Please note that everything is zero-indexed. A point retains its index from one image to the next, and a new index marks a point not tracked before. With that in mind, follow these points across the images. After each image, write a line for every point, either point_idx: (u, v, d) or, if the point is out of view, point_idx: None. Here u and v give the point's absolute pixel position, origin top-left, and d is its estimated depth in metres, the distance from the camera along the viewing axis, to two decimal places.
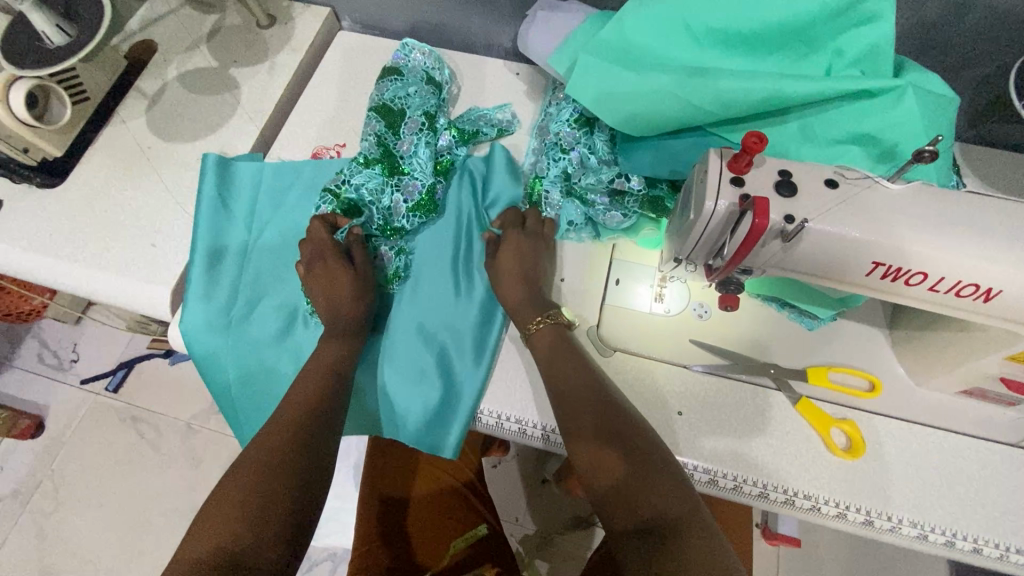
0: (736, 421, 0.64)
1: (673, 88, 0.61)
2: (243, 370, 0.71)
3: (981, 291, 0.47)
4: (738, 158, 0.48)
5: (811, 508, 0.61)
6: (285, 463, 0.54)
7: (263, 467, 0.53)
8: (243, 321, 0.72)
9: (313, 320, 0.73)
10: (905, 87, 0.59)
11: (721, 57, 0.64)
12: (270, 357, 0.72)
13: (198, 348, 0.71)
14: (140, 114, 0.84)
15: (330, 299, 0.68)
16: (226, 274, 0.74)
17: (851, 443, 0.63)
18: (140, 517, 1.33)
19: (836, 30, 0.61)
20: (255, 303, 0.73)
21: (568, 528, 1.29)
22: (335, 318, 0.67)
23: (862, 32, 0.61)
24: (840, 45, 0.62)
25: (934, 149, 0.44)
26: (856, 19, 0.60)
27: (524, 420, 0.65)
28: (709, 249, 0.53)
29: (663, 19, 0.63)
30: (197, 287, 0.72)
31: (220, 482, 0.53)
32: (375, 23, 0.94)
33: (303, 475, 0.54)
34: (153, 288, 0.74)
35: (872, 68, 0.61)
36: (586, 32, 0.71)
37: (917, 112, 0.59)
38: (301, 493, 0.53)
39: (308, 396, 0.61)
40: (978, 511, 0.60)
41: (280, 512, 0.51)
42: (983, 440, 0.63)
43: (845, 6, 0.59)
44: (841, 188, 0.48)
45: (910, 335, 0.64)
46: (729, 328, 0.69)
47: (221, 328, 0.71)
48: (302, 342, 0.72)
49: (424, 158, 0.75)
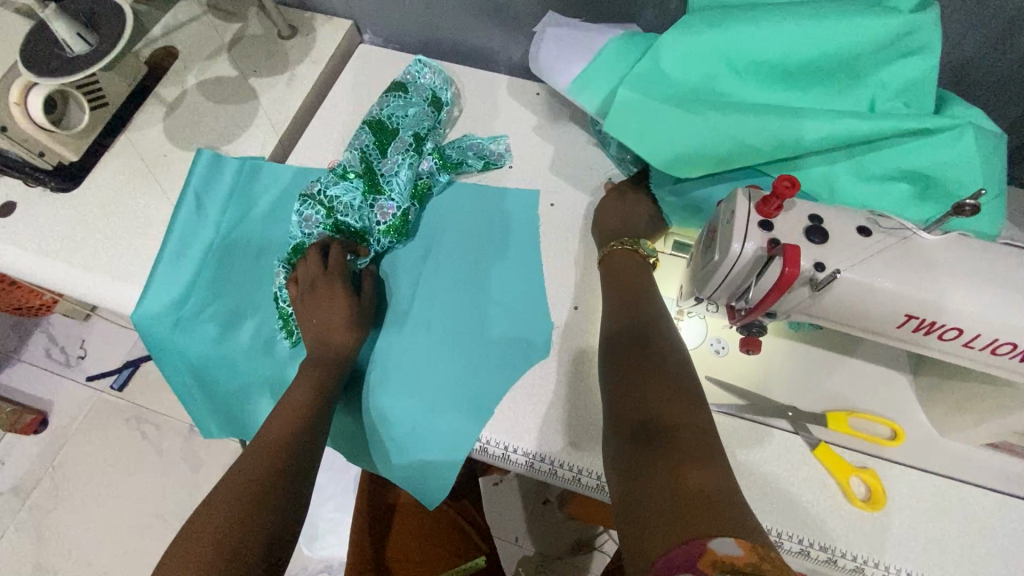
0: (752, 466, 0.62)
1: (719, 121, 0.61)
2: (188, 361, 0.74)
3: (1019, 351, 0.45)
4: (766, 202, 0.46)
5: (827, 561, 0.59)
6: (252, 498, 0.53)
7: (241, 504, 0.53)
8: (193, 317, 0.74)
9: (257, 330, 0.74)
10: (965, 127, 0.56)
11: (763, 91, 0.63)
12: (210, 356, 0.73)
13: (149, 334, 0.74)
14: (158, 121, 0.84)
15: (316, 322, 0.69)
16: (189, 268, 0.75)
17: (871, 494, 0.61)
18: (136, 521, 1.32)
19: (880, 62, 0.60)
20: (207, 302, 0.74)
21: (568, 552, 1.27)
22: (323, 342, 0.68)
23: (908, 65, 0.59)
24: (883, 78, 0.60)
25: (976, 203, 0.42)
26: (901, 51, 0.59)
27: (533, 453, 0.65)
28: (732, 291, 0.51)
29: (701, 50, 0.62)
30: (159, 280, 0.74)
31: (190, 524, 0.52)
32: (397, 37, 0.93)
33: (274, 516, 0.53)
34: (152, 292, 0.74)
35: (915, 101, 0.60)
36: (619, 59, 0.69)
37: (975, 152, 0.56)
38: (274, 532, 0.52)
39: (295, 457, 0.59)
40: (1005, 572, 0.57)
41: (247, 549, 0.50)
42: (1011, 497, 0.61)
43: (892, 41, 0.58)
44: (875, 238, 0.46)
45: (935, 383, 0.62)
46: (748, 365, 0.67)
47: (173, 321, 0.73)
48: (238, 349, 0.73)
49: (403, 181, 0.75)
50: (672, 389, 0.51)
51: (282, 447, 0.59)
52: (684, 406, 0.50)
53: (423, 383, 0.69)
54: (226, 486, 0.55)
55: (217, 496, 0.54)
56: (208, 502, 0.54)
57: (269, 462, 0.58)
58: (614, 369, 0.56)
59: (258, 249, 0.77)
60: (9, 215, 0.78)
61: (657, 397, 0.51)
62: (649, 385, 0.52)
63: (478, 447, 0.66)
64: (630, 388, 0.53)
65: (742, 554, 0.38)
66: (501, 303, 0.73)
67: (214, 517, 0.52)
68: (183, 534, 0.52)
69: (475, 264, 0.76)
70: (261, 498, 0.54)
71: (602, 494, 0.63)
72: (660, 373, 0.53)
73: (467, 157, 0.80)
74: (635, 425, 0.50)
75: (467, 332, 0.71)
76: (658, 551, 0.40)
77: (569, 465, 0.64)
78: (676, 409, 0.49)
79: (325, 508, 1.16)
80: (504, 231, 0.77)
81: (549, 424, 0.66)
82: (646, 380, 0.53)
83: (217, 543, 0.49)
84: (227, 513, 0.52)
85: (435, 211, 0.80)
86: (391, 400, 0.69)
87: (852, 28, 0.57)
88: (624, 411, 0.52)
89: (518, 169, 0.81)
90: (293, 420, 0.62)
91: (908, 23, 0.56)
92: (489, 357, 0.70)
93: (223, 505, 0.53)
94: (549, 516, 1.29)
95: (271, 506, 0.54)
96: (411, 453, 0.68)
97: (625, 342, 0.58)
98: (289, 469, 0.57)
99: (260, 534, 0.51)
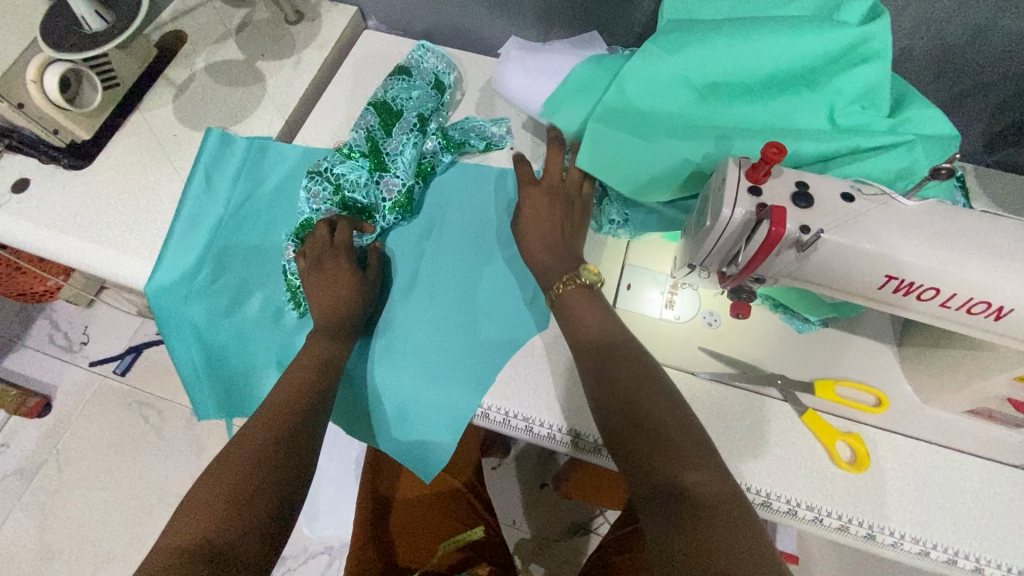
0: (742, 431, 0.65)
1: (684, 150, 0.64)
2: (197, 333, 0.77)
3: (992, 309, 0.47)
4: (756, 168, 0.49)
5: (814, 520, 0.61)
6: (264, 459, 0.56)
7: (253, 464, 0.55)
8: (203, 291, 0.76)
9: (265, 304, 0.76)
10: (913, 143, 0.59)
11: (726, 109, 0.65)
12: (219, 328, 0.76)
13: (160, 307, 0.76)
14: (168, 102, 0.86)
15: (321, 294, 0.71)
16: (198, 243, 0.77)
17: (856, 456, 0.63)
18: (140, 502, 1.34)
19: (835, 72, 0.63)
20: (216, 278, 0.77)
21: (566, 534, 1.29)
22: (329, 314, 0.70)
23: (864, 71, 0.61)
24: (841, 85, 0.62)
25: (951, 167, 0.45)
26: (855, 60, 0.62)
27: (532, 418, 0.67)
28: (723, 257, 0.54)
29: (662, 79, 0.65)
30: (169, 254, 0.76)
31: (201, 480, 0.54)
32: (401, 24, 0.95)
33: (283, 475, 0.56)
34: (161, 265, 0.76)
35: (872, 105, 0.63)
36: (587, 87, 0.72)
37: (928, 158, 0.59)
38: (284, 490, 0.55)
39: (296, 448, 0.59)
40: (982, 531, 0.60)
41: (262, 506, 0.53)
42: (989, 461, 0.63)
43: (844, 52, 0.62)
44: (857, 203, 0.48)
45: (918, 352, 0.65)
46: (739, 337, 0.69)
47: (183, 295, 0.76)
48: (247, 322, 0.76)
49: (408, 159, 0.77)
50: (685, 444, 0.50)
51: (289, 411, 0.62)
52: (698, 469, 0.48)
53: (417, 364, 0.71)
54: (225, 464, 0.55)
55: (217, 473, 0.55)
56: (208, 474, 0.55)
57: (278, 426, 0.60)
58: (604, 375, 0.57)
59: (265, 226, 0.79)
60: (23, 192, 0.80)
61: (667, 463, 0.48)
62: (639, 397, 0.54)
63: (478, 414, 0.69)
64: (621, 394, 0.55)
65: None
66: (499, 279, 0.75)
67: (227, 474, 0.54)
68: (195, 487, 0.54)
69: (472, 244, 0.78)
70: (272, 461, 0.56)
71: (597, 457, 0.66)
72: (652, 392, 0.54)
73: (470, 138, 0.82)
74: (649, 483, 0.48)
75: (462, 314, 0.74)
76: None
77: (567, 430, 0.66)
78: (691, 473, 0.47)
79: (326, 488, 1.18)
80: (505, 207, 0.80)
81: (546, 391, 0.68)
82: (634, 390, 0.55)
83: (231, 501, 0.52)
84: (241, 470, 0.54)
85: (438, 189, 0.82)
86: (387, 377, 0.72)
87: (806, 42, 0.61)
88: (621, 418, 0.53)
89: (517, 150, 0.84)
90: (302, 387, 0.65)
91: (856, 35, 0.60)
92: (488, 331, 0.72)
93: (235, 464, 0.55)
94: (548, 499, 1.31)
95: (283, 467, 0.56)
96: (411, 426, 0.71)
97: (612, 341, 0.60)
98: (291, 460, 0.57)
99: (273, 492, 0.54)
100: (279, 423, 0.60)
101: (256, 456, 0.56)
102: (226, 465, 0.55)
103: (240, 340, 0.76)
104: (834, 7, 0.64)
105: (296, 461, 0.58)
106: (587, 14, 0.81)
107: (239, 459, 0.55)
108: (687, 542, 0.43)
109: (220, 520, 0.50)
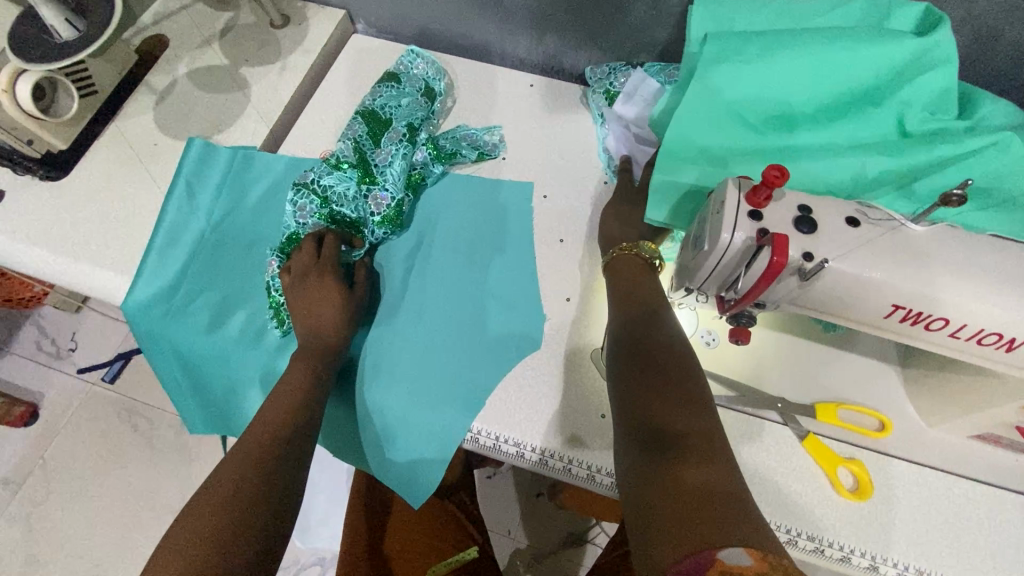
0: (741, 456, 0.63)
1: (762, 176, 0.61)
2: (177, 352, 0.74)
3: (1004, 340, 0.45)
4: (756, 192, 0.46)
5: (815, 550, 0.59)
6: (253, 485, 0.54)
7: (243, 491, 0.53)
8: (183, 308, 0.73)
9: (247, 322, 0.73)
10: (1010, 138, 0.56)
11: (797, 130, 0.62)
12: (198, 347, 0.73)
13: (137, 324, 0.73)
14: (149, 110, 0.83)
15: (307, 311, 0.69)
16: (179, 258, 0.75)
17: (859, 484, 0.61)
18: (128, 513, 1.31)
19: (901, 81, 0.60)
20: (196, 294, 0.74)
21: (562, 546, 1.27)
22: (314, 335, 0.68)
23: (932, 78, 0.59)
24: (908, 95, 0.60)
25: (963, 193, 0.43)
26: (920, 69, 0.60)
27: (523, 443, 0.65)
28: (722, 281, 0.52)
29: (722, 105, 0.63)
30: (148, 269, 0.74)
31: (187, 508, 0.53)
32: (392, 28, 0.92)
33: (272, 504, 0.53)
34: (137, 281, 0.73)
35: (940, 111, 0.61)
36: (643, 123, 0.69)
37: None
38: (273, 521, 0.52)
39: (284, 475, 0.56)
40: (989, 561, 0.58)
41: (249, 536, 0.50)
42: (996, 488, 0.61)
43: (908, 62, 0.60)
44: (863, 228, 0.46)
45: (923, 374, 0.62)
46: (737, 358, 0.67)
47: (162, 312, 0.73)
48: (227, 341, 0.73)
49: (397, 171, 0.75)
50: (696, 424, 0.47)
51: (282, 434, 0.60)
52: (695, 419, 0.48)
53: (451, 386, 0.68)
54: (195, 509, 0.52)
55: (184, 523, 0.51)
56: (194, 503, 0.53)
57: (267, 451, 0.58)
58: (625, 366, 0.56)
59: (249, 240, 0.77)
60: None
61: (654, 413, 0.49)
62: (659, 383, 0.52)
63: (467, 438, 0.67)
64: (638, 377, 0.53)
65: (752, 563, 0.36)
66: (498, 295, 0.73)
67: (212, 501, 0.52)
68: (178, 519, 0.52)
69: (476, 258, 0.75)
70: (260, 489, 0.54)
71: (588, 482, 0.64)
72: (673, 375, 0.52)
73: (461, 148, 0.80)
74: (634, 436, 0.49)
75: (488, 335, 0.71)
76: (673, 559, 0.39)
77: (561, 456, 0.64)
78: (688, 423, 0.48)
79: (318, 500, 1.16)
80: (497, 221, 0.77)
81: (537, 414, 0.66)
82: (651, 375, 0.53)
83: (216, 528, 0.49)
84: (228, 499, 0.52)
85: (430, 201, 0.79)
86: (413, 403, 0.68)
87: (868, 54, 0.60)
88: (635, 398, 0.52)
89: (511, 160, 0.81)
90: (285, 411, 0.62)
91: (916, 46, 0.59)
92: (485, 351, 0.70)
93: (222, 492, 0.53)
94: (544, 507, 1.30)
95: (273, 497, 0.54)
96: (411, 449, 0.68)
97: (638, 343, 0.57)
98: (267, 506, 0.53)
99: (261, 522, 0.51)
100: (253, 463, 0.56)
101: (227, 500, 0.52)
102: (195, 512, 0.51)
103: (220, 360, 0.73)
104: (882, 16, 0.64)
105: (282, 491, 0.55)
106: (582, 19, 0.78)
107: (208, 506, 0.52)
108: (673, 484, 0.43)
109: (204, 549, 0.48)
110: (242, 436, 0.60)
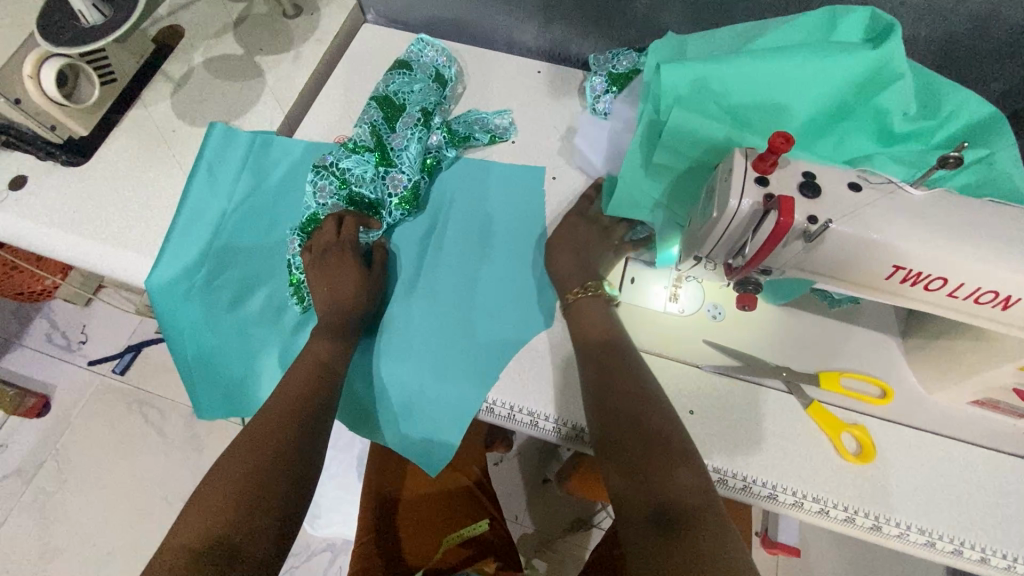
0: (748, 428, 0.64)
1: None
2: (196, 330, 0.75)
3: (1000, 298, 0.47)
4: (763, 158, 0.48)
5: (819, 512, 0.61)
6: (272, 455, 0.56)
7: (262, 461, 0.55)
8: (206, 287, 0.76)
9: (268, 300, 0.76)
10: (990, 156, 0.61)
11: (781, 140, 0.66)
12: (220, 324, 0.75)
13: (160, 303, 0.75)
14: (166, 98, 0.85)
15: (330, 287, 0.71)
16: (200, 239, 0.77)
17: (862, 448, 0.63)
18: (141, 501, 1.33)
19: (869, 97, 0.64)
20: (219, 274, 0.76)
21: (568, 530, 1.29)
22: (335, 311, 0.70)
23: (897, 85, 0.62)
24: (879, 104, 0.64)
25: (959, 156, 0.45)
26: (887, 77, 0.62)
27: (537, 412, 0.67)
28: (729, 249, 0.54)
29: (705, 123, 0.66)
30: (170, 249, 0.76)
31: (213, 470, 0.55)
32: (401, 17, 0.95)
33: (289, 472, 0.55)
34: (159, 261, 0.75)
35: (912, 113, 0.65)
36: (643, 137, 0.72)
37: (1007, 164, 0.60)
38: (291, 488, 0.55)
39: (302, 442, 0.59)
40: (988, 522, 0.60)
41: (272, 500, 0.53)
42: (994, 451, 0.63)
43: (868, 80, 0.63)
44: (864, 193, 0.48)
45: (924, 342, 0.65)
46: (743, 329, 0.69)
47: (185, 291, 0.75)
48: (249, 318, 0.75)
49: (413, 154, 0.77)
50: (685, 488, 0.49)
51: (295, 409, 0.61)
52: (683, 483, 0.49)
53: (469, 367, 0.70)
54: (219, 473, 0.54)
55: (205, 494, 0.53)
56: (217, 470, 0.55)
57: (287, 418, 0.60)
58: (602, 425, 0.57)
59: (269, 222, 0.79)
60: (21, 188, 0.79)
61: (648, 463, 0.51)
62: (636, 448, 0.53)
63: (484, 409, 0.68)
64: (616, 442, 0.55)
65: None
66: (511, 277, 0.75)
67: (237, 465, 0.54)
68: (202, 482, 0.54)
69: (487, 243, 0.77)
70: (278, 457, 0.56)
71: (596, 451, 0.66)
72: (652, 439, 0.54)
73: (474, 131, 0.82)
74: (633, 499, 0.50)
75: (503, 319, 0.72)
76: None
77: (575, 426, 0.66)
78: (677, 488, 0.49)
79: (328, 484, 1.17)
80: (509, 203, 0.79)
81: (550, 387, 0.68)
82: (629, 436, 0.54)
83: (241, 495, 0.52)
84: (249, 463, 0.55)
85: (445, 184, 0.82)
86: (437, 387, 0.69)
87: (825, 79, 0.63)
88: (618, 466, 0.53)
89: (519, 144, 0.83)
90: (305, 383, 0.64)
91: (881, 56, 0.61)
92: (503, 330, 0.72)
93: (242, 463, 0.55)
94: (550, 495, 1.31)
95: (293, 464, 0.56)
96: (434, 426, 0.69)
97: (609, 399, 0.59)
98: (287, 477, 0.55)
99: (283, 487, 0.54)
100: (273, 438, 0.57)
101: (247, 469, 0.54)
102: (210, 491, 0.53)
103: (240, 337, 0.75)
104: (831, 25, 0.66)
105: (303, 455, 0.58)
106: (589, 6, 0.80)
107: (223, 486, 0.53)
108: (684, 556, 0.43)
109: (230, 515, 0.50)
110: (259, 410, 0.62)
